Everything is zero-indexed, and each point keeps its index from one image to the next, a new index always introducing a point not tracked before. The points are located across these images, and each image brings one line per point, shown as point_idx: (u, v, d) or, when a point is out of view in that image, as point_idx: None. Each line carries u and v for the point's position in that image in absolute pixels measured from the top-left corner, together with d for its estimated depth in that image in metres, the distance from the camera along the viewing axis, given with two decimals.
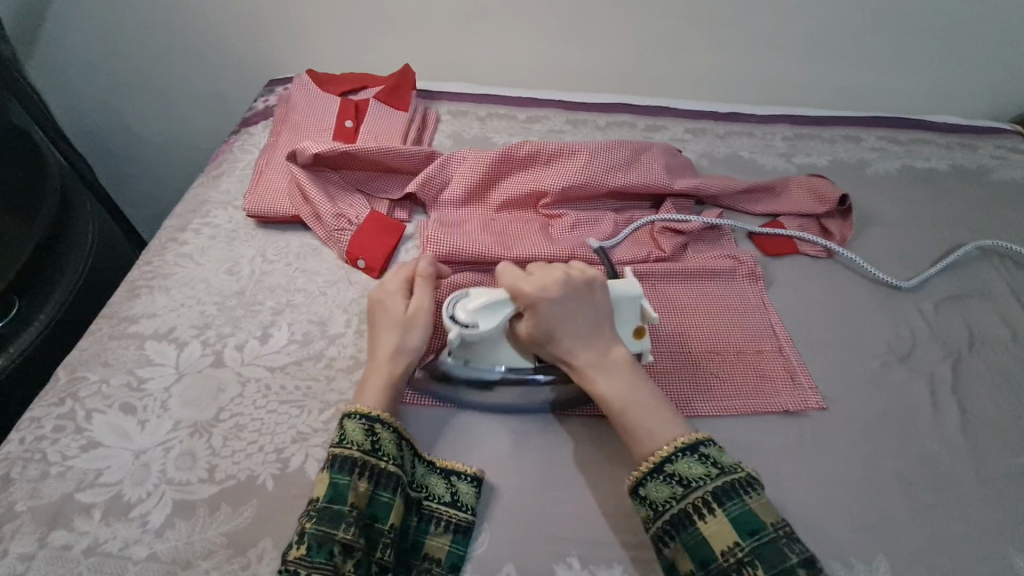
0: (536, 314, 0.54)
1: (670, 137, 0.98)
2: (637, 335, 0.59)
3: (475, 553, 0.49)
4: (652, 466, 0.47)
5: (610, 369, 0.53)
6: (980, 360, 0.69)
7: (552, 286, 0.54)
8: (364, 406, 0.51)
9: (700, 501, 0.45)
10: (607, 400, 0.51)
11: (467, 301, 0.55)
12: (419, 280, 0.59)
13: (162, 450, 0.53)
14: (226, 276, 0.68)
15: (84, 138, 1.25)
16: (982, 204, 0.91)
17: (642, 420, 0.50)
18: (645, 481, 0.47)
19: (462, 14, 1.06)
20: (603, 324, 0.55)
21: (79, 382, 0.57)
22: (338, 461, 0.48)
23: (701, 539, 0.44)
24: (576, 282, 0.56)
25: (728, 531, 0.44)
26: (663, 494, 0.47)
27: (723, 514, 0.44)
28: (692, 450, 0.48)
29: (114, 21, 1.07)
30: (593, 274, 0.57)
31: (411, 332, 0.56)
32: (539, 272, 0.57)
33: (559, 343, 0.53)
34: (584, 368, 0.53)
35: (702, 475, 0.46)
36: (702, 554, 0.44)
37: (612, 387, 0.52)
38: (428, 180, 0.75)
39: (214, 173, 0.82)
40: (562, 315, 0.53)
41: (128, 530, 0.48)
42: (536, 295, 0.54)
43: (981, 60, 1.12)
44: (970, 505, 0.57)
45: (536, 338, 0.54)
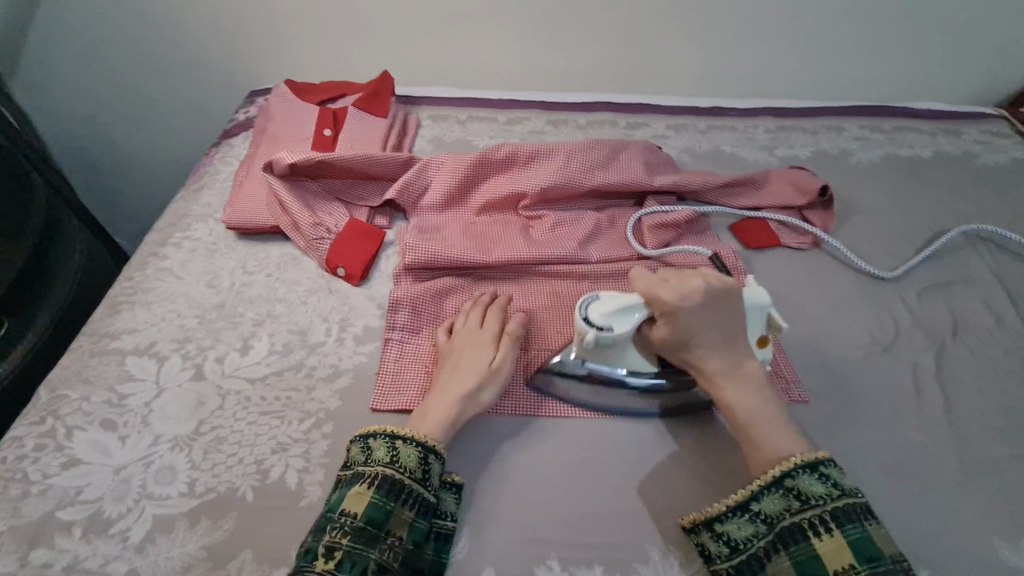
0: (673, 322, 0.54)
1: (651, 133, 0.98)
2: (762, 344, 0.57)
3: (455, 559, 0.49)
4: (770, 480, 0.48)
5: (739, 380, 0.53)
6: (963, 347, 0.69)
7: (693, 295, 0.54)
8: (422, 434, 0.52)
9: (816, 518, 0.46)
10: (733, 410, 0.52)
11: (598, 305, 0.56)
12: (507, 339, 0.61)
13: (143, 465, 0.53)
14: (207, 289, 0.69)
15: (71, 156, 1.25)
16: (966, 189, 0.91)
17: (765, 435, 0.50)
18: (760, 494, 0.48)
19: (440, 19, 1.06)
20: (739, 334, 0.55)
21: (59, 400, 0.57)
22: (387, 484, 0.48)
23: (813, 555, 0.45)
24: (717, 291, 0.55)
25: (845, 552, 0.44)
26: (778, 507, 0.47)
27: (841, 536, 0.44)
28: (813, 469, 0.48)
29: (95, 39, 1.08)
30: (732, 283, 0.56)
31: (488, 385, 0.57)
32: (678, 279, 0.56)
33: (692, 349, 0.54)
34: (714, 376, 0.53)
35: (823, 495, 0.46)
36: (813, 571, 0.44)
37: (739, 397, 0.52)
38: (407, 186, 0.75)
39: (195, 186, 0.83)
40: (699, 323, 0.53)
41: (109, 546, 0.48)
42: (676, 303, 0.53)
43: (962, 45, 1.12)
44: (955, 493, 0.57)
45: (670, 343, 0.55)
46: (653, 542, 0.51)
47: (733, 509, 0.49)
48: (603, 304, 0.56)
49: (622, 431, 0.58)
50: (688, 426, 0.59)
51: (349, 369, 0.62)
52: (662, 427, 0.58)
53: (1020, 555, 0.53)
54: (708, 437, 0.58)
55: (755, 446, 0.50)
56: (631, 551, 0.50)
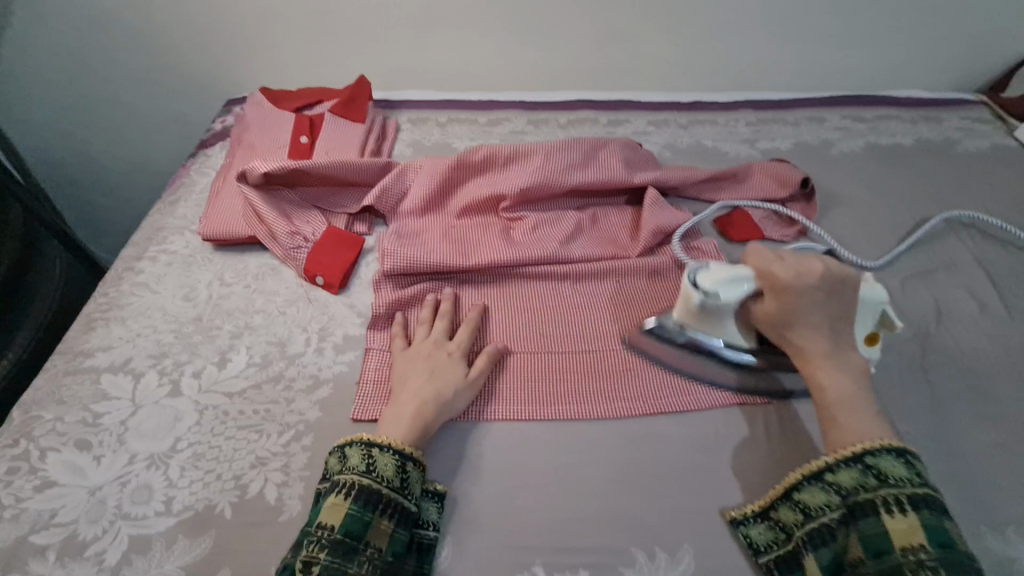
0: (783, 299, 0.54)
1: (632, 130, 0.97)
2: (869, 342, 0.57)
3: (439, 569, 0.49)
4: (848, 454, 0.48)
5: (835, 363, 0.53)
6: (948, 335, 0.68)
7: (807, 275, 0.54)
8: (400, 442, 0.51)
9: (891, 498, 0.45)
10: (824, 390, 0.52)
11: (709, 274, 0.57)
12: (482, 356, 0.60)
13: (118, 485, 0.52)
14: (184, 302, 0.68)
15: (50, 171, 1.24)
16: (949, 176, 0.91)
17: (855, 418, 0.50)
18: (835, 466, 0.48)
19: (417, 21, 1.05)
20: (844, 321, 0.54)
21: (33, 421, 0.56)
22: (364, 496, 0.47)
23: (882, 531, 0.44)
24: (833, 275, 0.54)
25: (918, 533, 0.43)
26: (852, 481, 0.47)
27: (915, 518, 0.43)
28: (899, 453, 0.46)
29: (69, 52, 1.07)
30: (851, 272, 0.55)
31: (459, 395, 0.57)
32: (794, 259, 0.56)
33: (796, 328, 0.54)
34: (811, 356, 0.53)
35: (904, 478, 0.45)
36: (880, 546, 0.43)
37: (830, 377, 0.52)
38: (385, 191, 0.75)
39: (171, 198, 0.82)
40: (807, 302, 0.53)
41: (84, 569, 0.47)
42: (790, 280, 0.54)
43: (941, 31, 1.12)
44: (943, 484, 0.56)
45: (773, 320, 0.55)
46: (639, 544, 0.50)
47: (807, 477, 0.49)
48: (715, 271, 0.57)
49: (606, 432, 0.57)
50: (670, 425, 0.58)
51: (328, 380, 0.61)
52: (646, 428, 0.58)
53: (1008, 544, 0.52)
54: (691, 434, 0.58)
55: (843, 426, 0.50)
56: (616, 554, 0.49)
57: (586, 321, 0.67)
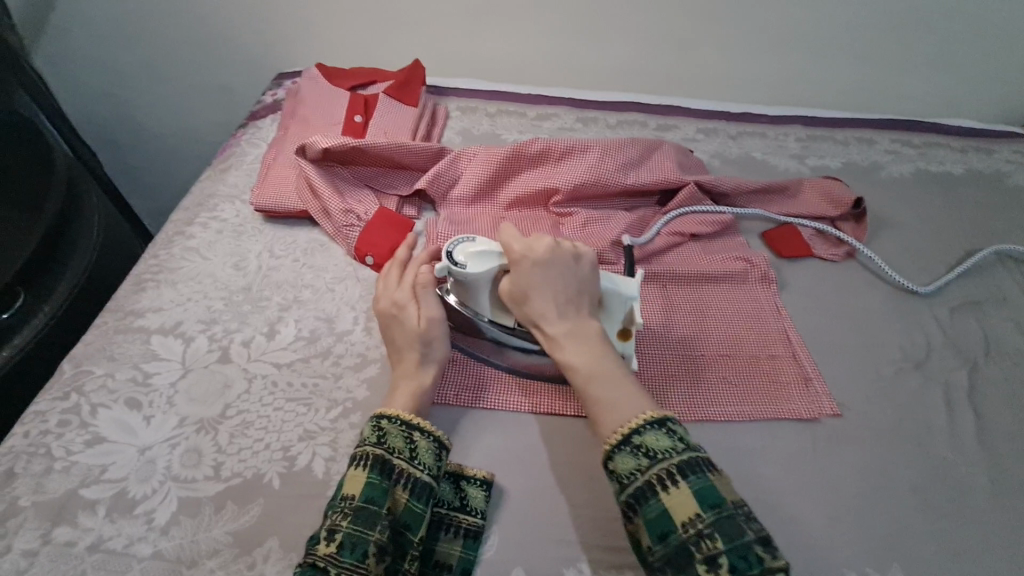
0: (518, 273, 0.53)
1: (681, 136, 0.97)
2: (625, 336, 0.58)
3: (486, 556, 0.49)
4: (619, 437, 0.44)
5: (581, 339, 0.51)
6: (995, 368, 0.68)
7: (539, 251, 0.53)
8: (408, 414, 0.50)
9: (664, 473, 0.42)
10: (571, 363, 0.49)
11: (468, 245, 0.57)
12: (423, 290, 0.58)
13: (168, 447, 0.52)
14: (234, 270, 0.68)
15: (91, 130, 1.24)
16: (998, 209, 0.90)
17: (601, 387, 0.47)
18: (611, 454, 0.44)
19: (473, 11, 1.05)
20: (583, 295, 0.53)
21: (84, 376, 0.56)
22: (379, 464, 0.47)
23: (661, 511, 0.41)
24: (563, 250, 0.54)
25: (690, 503, 0.41)
26: (628, 467, 0.43)
27: (686, 487, 0.41)
28: (660, 424, 0.44)
29: (122, 14, 1.07)
30: (585, 250, 0.56)
31: (431, 348, 0.56)
32: (530, 236, 0.56)
33: (534, 304, 0.52)
34: (553, 332, 0.51)
35: (669, 448, 0.43)
36: (663, 528, 0.41)
37: (579, 353, 0.50)
38: (438, 176, 0.75)
39: (222, 166, 0.82)
40: (542, 277, 0.52)
41: (132, 527, 0.47)
42: (520, 254, 0.53)
43: (997, 63, 1.11)
44: (985, 516, 0.56)
45: (516, 299, 0.53)
46: None
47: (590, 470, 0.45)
48: (473, 245, 0.57)
49: None
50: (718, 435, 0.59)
51: (376, 359, 0.61)
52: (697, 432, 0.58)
53: None
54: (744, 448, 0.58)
55: (594, 401, 0.47)
56: None
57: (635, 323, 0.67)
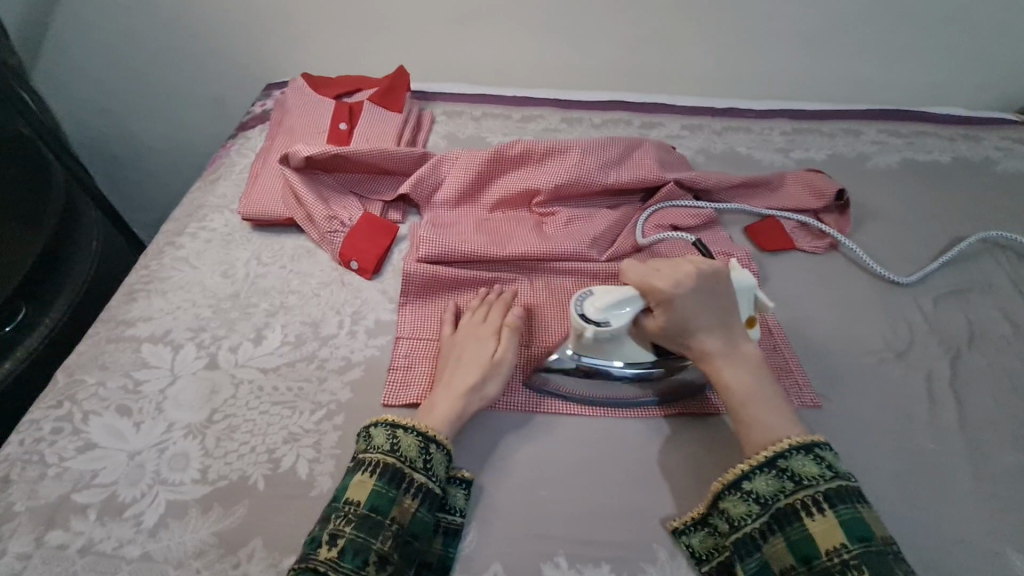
0: (667, 307, 0.55)
1: (666, 133, 0.98)
2: (751, 326, 0.59)
3: (463, 553, 0.49)
4: (765, 460, 0.48)
5: (735, 363, 0.54)
6: (979, 356, 0.68)
7: (683, 281, 0.55)
8: (425, 425, 0.52)
9: (809, 500, 0.46)
10: (731, 390, 0.53)
11: (594, 299, 0.57)
12: (507, 332, 0.61)
13: (157, 451, 0.54)
14: (222, 279, 0.69)
15: (89, 145, 1.27)
16: (986, 196, 0.90)
17: (758, 412, 0.51)
18: (753, 474, 0.48)
19: (457, 15, 1.06)
20: (730, 317, 0.56)
21: (77, 385, 0.58)
22: (389, 473, 0.48)
23: (806, 536, 0.45)
24: (707, 274, 0.56)
25: (837, 531, 0.44)
26: (771, 488, 0.47)
27: (833, 516, 0.45)
28: (809, 449, 0.48)
29: (116, 31, 1.09)
30: (723, 268, 0.57)
31: (490, 381, 0.57)
32: (668, 265, 0.57)
33: (686, 334, 0.55)
34: (711, 358, 0.54)
35: (817, 475, 0.47)
36: (806, 552, 0.45)
37: (736, 377, 0.53)
38: (421, 180, 0.76)
39: (211, 177, 0.84)
40: (690, 308, 0.54)
41: (122, 529, 0.49)
42: (669, 288, 0.55)
43: (985, 50, 1.10)
44: (967, 504, 0.56)
45: (664, 330, 0.56)
46: (661, 541, 0.51)
47: (727, 487, 0.49)
48: (598, 298, 0.56)
49: (629, 432, 0.58)
50: (694, 426, 0.59)
51: (360, 362, 0.62)
52: (670, 427, 0.59)
53: None
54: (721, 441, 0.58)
55: (752, 427, 0.51)
56: (638, 550, 0.50)
57: None
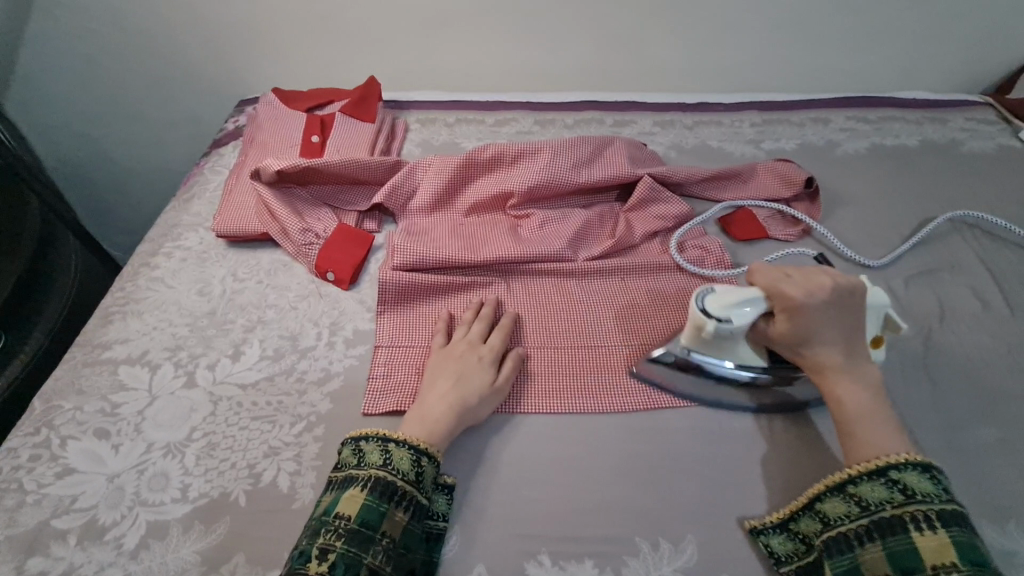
0: (797, 317, 0.52)
1: (638, 131, 0.99)
2: (875, 344, 0.57)
3: (447, 557, 0.50)
4: (876, 468, 0.47)
5: (853, 378, 0.52)
6: (951, 334, 0.69)
7: (818, 291, 0.52)
8: (418, 438, 0.52)
9: (921, 514, 0.44)
10: (843, 404, 0.51)
11: (716, 298, 0.55)
12: (509, 363, 0.61)
13: (136, 473, 0.54)
14: (198, 297, 0.69)
15: (64, 171, 1.27)
16: (954, 177, 0.91)
17: (874, 430, 0.49)
18: (859, 479, 0.48)
19: (426, 23, 1.07)
20: (855, 332, 0.53)
21: (54, 411, 0.58)
22: (380, 486, 0.48)
23: (910, 546, 0.43)
24: (842, 289, 0.53)
25: (949, 550, 0.42)
26: (877, 496, 0.46)
27: (945, 534, 0.43)
28: (925, 468, 0.46)
29: (86, 55, 1.09)
30: (858, 283, 0.54)
31: (484, 403, 0.57)
32: (802, 274, 0.54)
33: (810, 344, 0.52)
34: (828, 372, 0.52)
35: (932, 493, 0.45)
36: (908, 562, 0.43)
37: (852, 393, 0.51)
38: (395, 189, 0.76)
39: (186, 196, 0.84)
40: (821, 319, 0.52)
41: (103, 553, 0.49)
42: (802, 297, 0.52)
43: (947, 34, 1.12)
44: (943, 479, 0.57)
45: (788, 338, 0.53)
46: (643, 534, 0.51)
47: (831, 488, 0.49)
48: (722, 295, 0.55)
49: (608, 426, 0.59)
50: (671, 417, 0.60)
51: (339, 373, 0.62)
52: (648, 420, 0.59)
53: (1008, 537, 0.53)
54: (698, 432, 0.58)
55: (867, 444, 0.49)
56: (622, 545, 0.51)
57: (593, 316, 0.68)
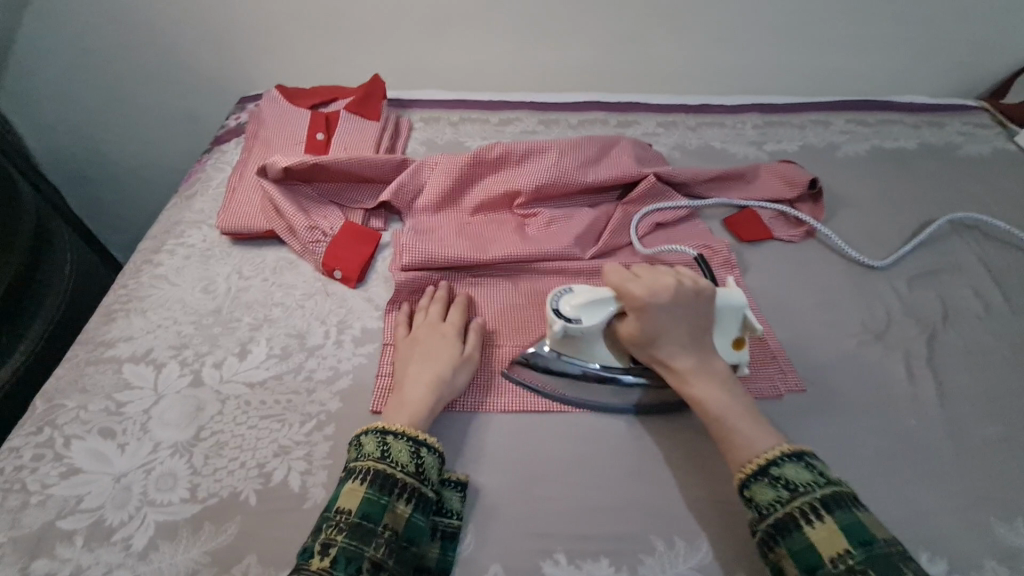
0: (644, 317, 0.55)
1: (642, 131, 0.99)
2: (739, 347, 0.59)
3: (463, 555, 0.49)
4: (756, 468, 0.48)
5: (707, 376, 0.54)
6: (954, 334, 0.70)
7: (661, 292, 0.55)
8: (415, 430, 0.52)
9: (808, 506, 0.45)
10: (701, 402, 0.53)
11: (570, 297, 0.58)
12: (473, 333, 0.62)
13: (143, 472, 0.53)
14: (203, 294, 0.68)
15: (58, 168, 1.24)
16: (953, 179, 0.93)
17: (733, 424, 0.51)
18: (749, 482, 0.48)
19: (430, 22, 1.07)
20: (705, 332, 0.56)
21: (57, 410, 0.57)
22: (379, 480, 0.47)
23: (807, 544, 0.43)
24: (686, 290, 0.56)
25: (838, 537, 0.43)
26: (768, 497, 0.46)
27: (832, 521, 0.44)
28: (799, 458, 0.47)
29: (83, 49, 1.07)
30: (704, 284, 0.57)
31: (457, 377, 0.58)
32: (650, 275, 0.57)
33: (660, 345, 0.55)
34: (684, 372, 0.54)
35: (811, 481, 0.46)
36: (809, 561, 0.43)
37: (709, 391, 0.53)
38: (402, 187, 0.76)
39: (188, 193, 0.82)
40: (666, 319, 0.55)
41: (111, 554, 0.48)
42: (646, 298, 0.55)
43: (943, 39, 1.14)
44: (950, 477, 0.57)
45: (639, 340, 0.56)
46: (658, 533, 0.51)
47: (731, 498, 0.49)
48: (577, 295, 0.58)
49: (619, 425, 0.58)
50: (683, 415, 0.59)
51: (348, 371, 0.62)
52: (660, 419, 0.59)
53: (1016, 534, 0.54)
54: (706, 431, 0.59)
55: (727, 438, 0.51)
56: (636, 543, 0.50)
57: None
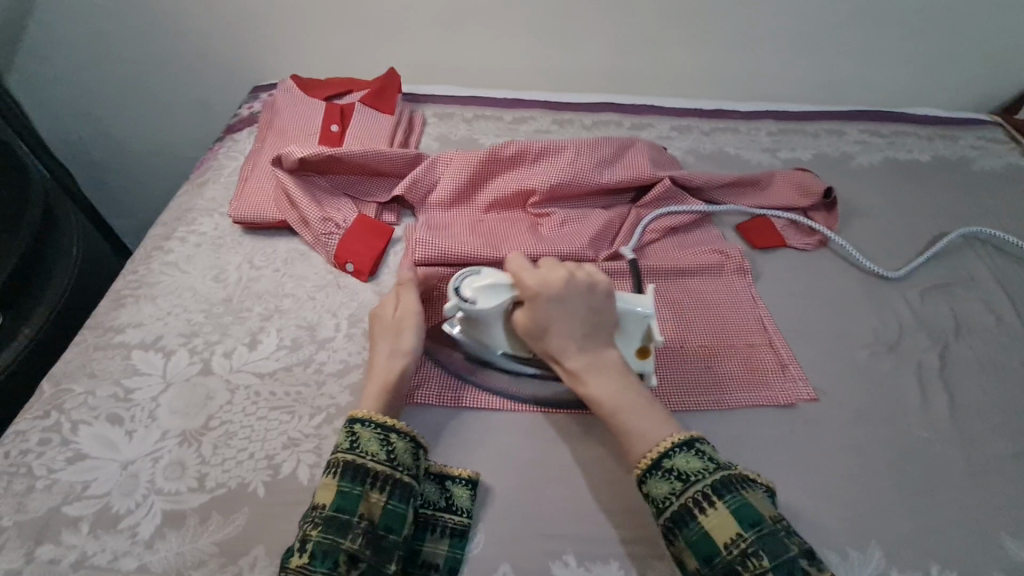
0: (535, 309, 0.52)
1: (656, 134, 0.99)
2: (643, 356, 0.57)
3: (472, 554, 0.49)
4: (651, 463, 0.46)
5: (601, 372, 0.51)
6: (967, 347, 0.70)
7: (553, 283, 0.52)
8: (382, 416, 0.51)
9: (700, 495, 0.44)
10: (593, 399, 0.50)
11: (476, 278, 0.55)
12: (405, 287, 0.62)
13: (150, 460, 0.52)
14: (214, 283, 0.68)
15: (67, 151, 1.24)
16: (966, 193, 0.93)
17: (625, 421, 0.49)
18: (645, 478, 0.46)
19: (447, 18, 1.06)
20: (601, 327, 0.53)
21: (64, 394, 0.56)
22: (352, 471, 0.47)
23: (703, 534, 0.43)
24: (583, 281, 0.53)
25: (728, 522, 0.43)
26: (662, 491, 0.45)
27: (723, 507, 0.43)
28: (690, 446, 0.46)
29: (97, 33, 1.07)
30: (599, 277, 0.54)
31: (402, 338, 0.58)
32: (546, 266, 0.55)
33: (552, 340, 0.52)
34: (575, 367, 0.51)
35: (701, 469, 0.45)
36: (707, 550, 0.43)
37: (602, 388, 0.50)
38: (415, 181, 0.75)
39: (199, 180, 0.82)
40: (556, 311, 0.52)
41: (117, 542, 0.47)
42: (537, 290, 0.52)
43: (959, 53, 1.14)
44: (960, 490, 0.57)
45: (532, 333, 0.53)
46: None
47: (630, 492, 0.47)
48: (480, 278, 0.55)
49: None
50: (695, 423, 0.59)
51: (358, 365, 0.61)
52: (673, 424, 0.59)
53: None
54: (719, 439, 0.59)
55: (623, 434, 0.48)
56: (646, 546, 0.50)
57: None
